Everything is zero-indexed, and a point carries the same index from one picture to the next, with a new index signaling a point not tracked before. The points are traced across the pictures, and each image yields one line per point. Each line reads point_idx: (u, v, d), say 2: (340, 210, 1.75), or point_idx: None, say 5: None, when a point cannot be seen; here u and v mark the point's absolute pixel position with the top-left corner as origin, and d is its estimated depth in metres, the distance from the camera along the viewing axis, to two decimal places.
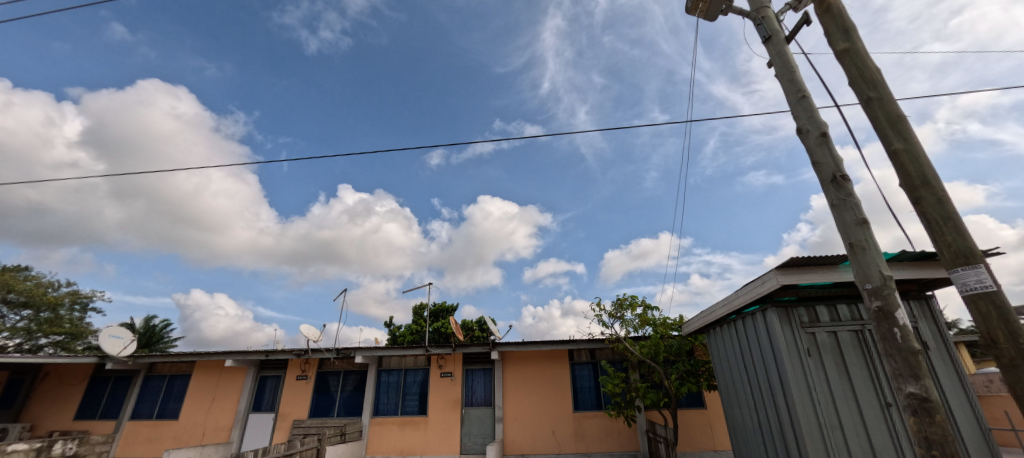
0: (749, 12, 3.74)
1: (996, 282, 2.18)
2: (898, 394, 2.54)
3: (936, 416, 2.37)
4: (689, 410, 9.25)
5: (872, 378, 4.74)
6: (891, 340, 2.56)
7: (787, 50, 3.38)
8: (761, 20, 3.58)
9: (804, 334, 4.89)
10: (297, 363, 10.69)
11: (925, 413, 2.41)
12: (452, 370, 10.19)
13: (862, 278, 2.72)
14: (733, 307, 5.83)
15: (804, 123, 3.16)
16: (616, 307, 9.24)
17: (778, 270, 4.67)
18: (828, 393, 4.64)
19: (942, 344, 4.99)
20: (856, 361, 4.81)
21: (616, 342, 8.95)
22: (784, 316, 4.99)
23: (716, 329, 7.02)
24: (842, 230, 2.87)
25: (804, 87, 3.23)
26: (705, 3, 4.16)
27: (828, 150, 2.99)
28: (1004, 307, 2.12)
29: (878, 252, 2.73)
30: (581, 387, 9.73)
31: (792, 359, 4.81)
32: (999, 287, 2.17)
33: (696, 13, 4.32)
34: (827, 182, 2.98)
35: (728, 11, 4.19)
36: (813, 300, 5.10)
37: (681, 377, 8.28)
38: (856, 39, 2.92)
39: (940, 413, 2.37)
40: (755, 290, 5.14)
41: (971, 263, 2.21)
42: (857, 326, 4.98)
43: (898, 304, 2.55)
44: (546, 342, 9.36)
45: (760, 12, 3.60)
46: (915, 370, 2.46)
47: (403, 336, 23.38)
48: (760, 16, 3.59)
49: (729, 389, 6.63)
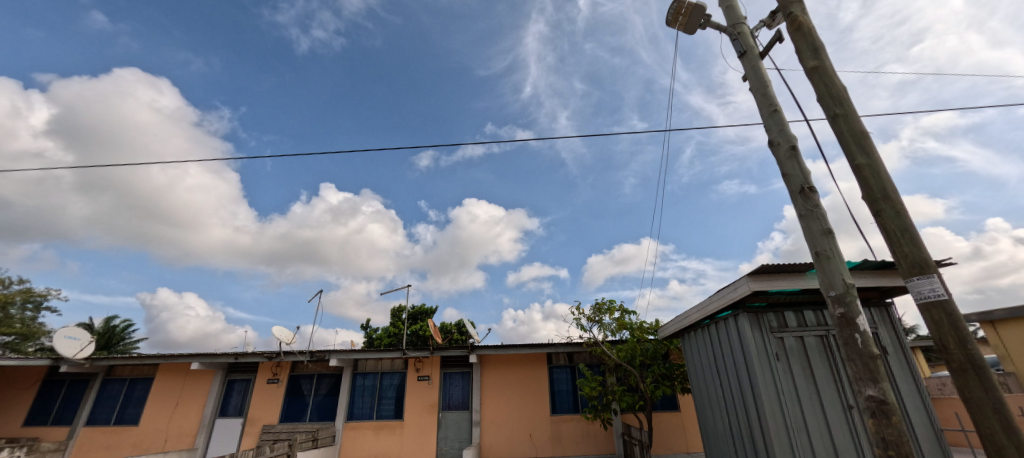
0: (726, 27, 3.89)
1: (948, 292, 2.34)
2: (858, 396, 2.68)
3: (892, 418, 2.52)
4: (664, 413, 9.44)
5: (836, 381, 4.96)
6: (853, 345, 2.70)
7: (760, 66, 3.54)
8: (737, 35, 3.75)
9: (773, 339, 5.09)
10: (269, 366, 10.42)
11: (882, 416, 2.56)
12: (430, 373, 10.11)
13: (827, 285, 2.87)
14: (707, 312, 6.02)
15: (775, 136, 3.33)
16: (595, 311, 9.39)
17: (749, 276, 4.85)
18: (795, 396, 4.83)
19: (900, 351, 5.26)
20: (821, 365, 5.03)
21: (594, 346, 9.10)
22: (755, 321, 5.18)
23: (691, 334, 7.21)
24: (809, 240, 3.02)
25: (776, 102, 3.39)
26: (685, 16, 4.32)
27: (797, 163, 3.16)
28: (957, 314, 2.25)
29: (842, 261, 2.88)
30: (559, 390, 9.81)
31: (762, 363, 4.99)
32: (950, 296, 2.33)
33: (676, 25, 4.48)
34: (796, 193, 3.14)
35: (706, 26, 4.36)
36: (781, 306, 5.31)
37: (656, 380, 8.48)
38: (825, 57, 3.08)
39: (896, 415, 2.52)
40: (728, 296, 5.33)
41: (923, 272, 2.37)
42: (822, 331, 5.21)
43: (859, 312, 2.71)
44: (525, 345, 9.38)
45: (736, 28, 3.76)
46: (874, 374, 2.61)
47: (379, 338, 23.04)
48: (736, 32, 3.76)
49: (702, 393, 6.81)
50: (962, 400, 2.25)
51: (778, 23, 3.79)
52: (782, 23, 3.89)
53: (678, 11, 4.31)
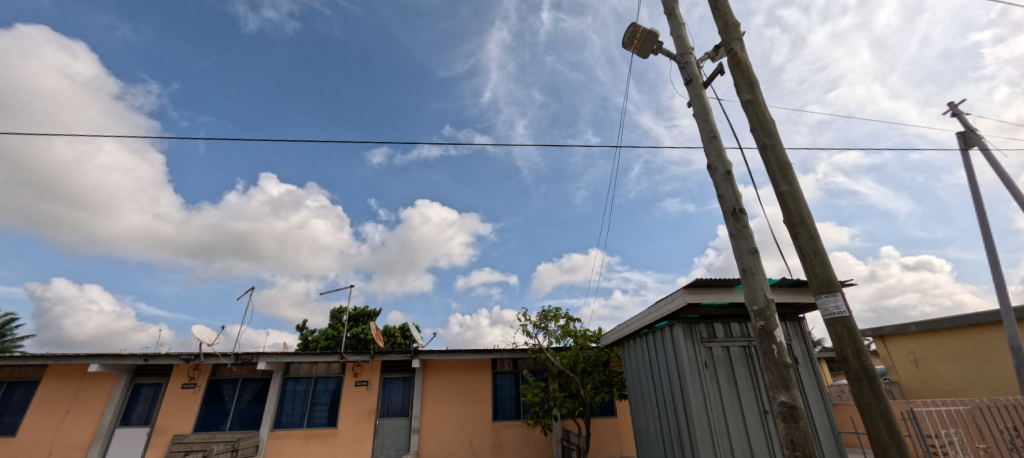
0: (675, 55, 4.20)
1: (848, 309, 2.67)
2: (772, 402, 2.98)
3: (800, 422, 2.82)
4: (602, 419, 9.79)
5: (755, 389, 5.43)
6: (771, 355, 3.00)
7: (703, 94, 3.86)
8: (684, 64, 4.06)
9: (703, 348, 5.48)
10: (185, 369, 9.57)
11: (792, 419, 2.85)
12: (369, 378, 9.77)
13: (751, 299, 3.17)
14: (646, 322, 6.36)
15: (713, 160, 3.63)
16: (541, 317, 9.58)
17: (685, 289, 5.20)
18: (720, 402, 5.23)
19: (809, 360, 5.87)
20: (743, 372, 5.49)
21: (538, 352, 9.28)
22: (688, 331, 5.55)
23: (630, 342, 7.56)
24: (738, 257, 3.33)
25: (715, 128, 3.71)
26: (639, 40, 4.61)
27: (731, 186, 3.47)
28: (855, 328, 2.60)
29: (764, 277, 3.20)
30: (501, 397, 9.87)
31: (692, 371, 5.35)
32: (850, 313, 2.66)
33: (631, 48, 4.77)
34: (728, 213, 3.45)
35: (657, 52, 4.67)
36: (711, 318, 5.74)
37: (596, 386, 8.78)
38: (759, 92, 3.43)
39: (803, 419, 2.82)
40: (665, 307, 5.67)
41: (830, 291, 2.70)
42: (745, 342, 5.69)
43: (776, 324, 3.02)
44: (470, 351, 9.36)
45: (684, 57, 4.07)
46: (787, 381, 2.91)
47: (316, 341, 21.88)
48: (684, 60, 4.07)
49: (638, 399, 7.16)
50: (856, 404, 2.58)
51: (720, 57, 4.15)
52: (723, 57, 4.27)
53: (634, 35, 4.59)
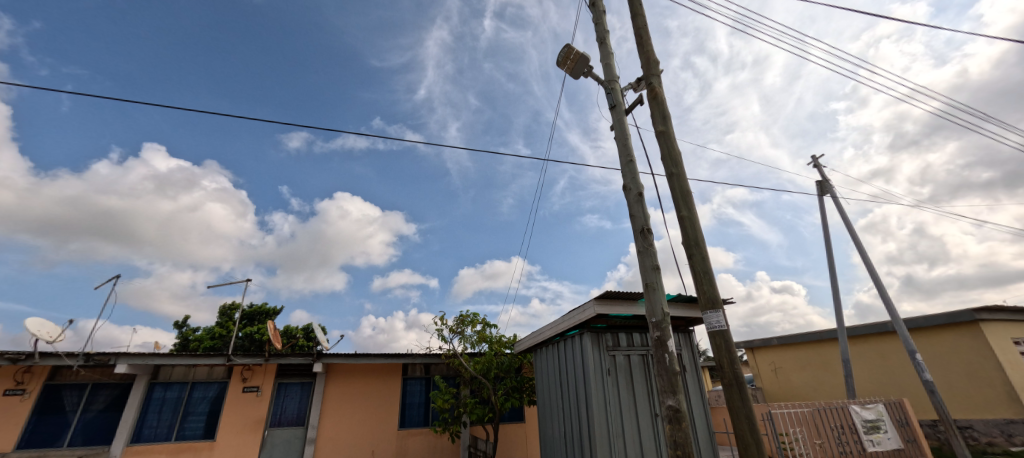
0: (603, 81, 4.53)
1: (726, 324, 3.09)
2: (661, 406, 3.30)
3: (682, 423, 3.17)
4: (510, 424, 9.99)
5: (649, 394, 5.95)
6: (664, 363, 3.34)
7: (624, 121, 4.21)
8: (610, 90, 4.40)
9: (607, 356, 5.90)
10: (11, 371, 7.84)
11: (676, 421, 3.20)
12: (260, 383, 8.88)
13: (650, 312, 3.50)
14: (559, 330, 6.67)
15: (628, 182, 3.98)
16: (457, 322, 9.56)
17: (596, 300, 5.57)
18: (619, 406, 5.65)
19: (695, 368, 6.59)
20: (640, 379, 5.99)
21: (452, 357, 9.25)
22: (596, 340, 5.93)
23: (542, 349, 7.85)
24: (642, 272, 3.67)
25: (631, 153, 4.07)
26: (572, 61, 4.89)
27: (641, 207, 3.82)
28: (730, 341, 3.03)
29: (662, 292, 3.57)
30: (410, 403, 9.62)
31: (597, 377, 5.72)
32: (727, 327, 3.09)
33: (564, 67, 5.04)
34: (637, 232, 3.79)
35: (588, 75, 4.99)
36: (617, 328, 6.20)
37: (506, 392, 8.97)
38: (670, 125, 3.83)
39: (684, 421, 3.18)
40: (577, 316, 6.00)
41: (713, 307, 3.11)
42: (644, 351, 6.22)
43: (670, 335, 3.38)
44: (380, 355, 9.02)
45: (610, 84, 4.41)
46: (674, 387, 3.27)
47: (198, 340, 19.41)
48: (610, 87, 4.41)
49: (546, 404, 7.44)
50: (727, 407, 2.99)
51: (641, 89, 4.58)
52: (643, 89, 4.71)
53: (568, 56, 4.86)
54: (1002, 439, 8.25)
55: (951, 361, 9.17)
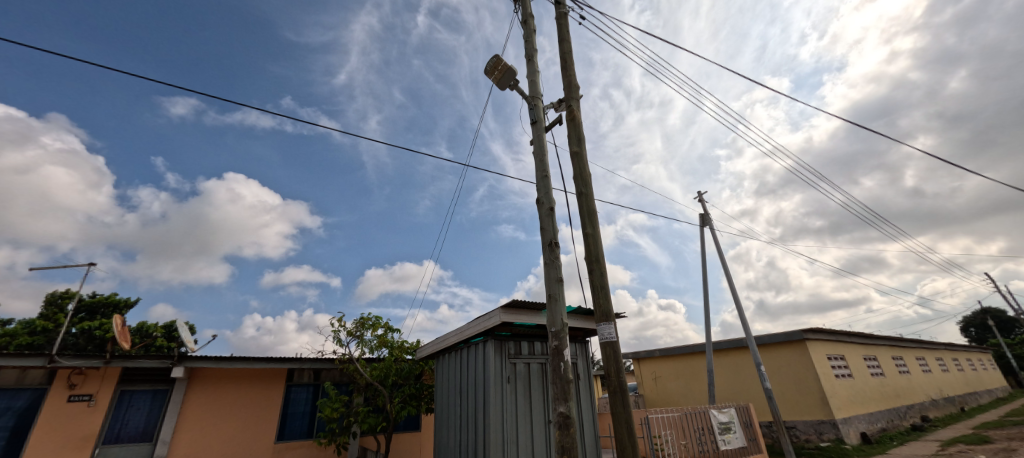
0: (527, 96, 4.66)
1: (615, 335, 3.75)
2: (553, 413, 3.41)
3: (570, 429, 3.33)
4: (404, 433, 9.62)
5: (545, 401, 6.15)
6: (559, 371, 3.50)
7: (543, 137, 4.38)
8: (533, 106, 4.53)
9: (509, 364, 5.97)
10: None
11: (565, 427, 3.35)
12: (95, 391, 7.39)
13: (550, 322, 3.66)
14: (463, 337, 6.61)
15: (542, 196, 4.13)
16: (357, 325, 8.99)
17: (502, 308, 5.63)
18: (515, 413, 5.74)
19: (588, 377, 6.96)
20: (537, 387, 6.17)
21: (347, 363, 8.65)
22: (498, 348, 5.98)
23: (445, 356, 7.72)
24: (547, 284, 3.83)
25: (547, 169, 4.24)
26: (500, 72, 4.94)
27: (551, 221, 3.99)
28: (618, 351, 3.70)
29: (563, 304, 3.76)
30: (293, 413, 8.76)
31: (496, 385, 5.75)
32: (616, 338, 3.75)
33: (491, 77, 5.07)
34: (545, 245, 3.95)
35: (513, 88, 5.09)
36: (520, 336, 6.32)
37: (403, 400, 8.63)
38: (583, 147, 4.44)
39: (572, 427, 3.34)
40: (482, 323, 6.00)
41: (607, 320, 3.77)
42: (543, 359, 6.42)
43: (566, 344, 3.57)
44: (261, 359, 8.11)
45: (534, 100, 4.55)
46: (566, 394, 3.44)
47: (10, 336, 15.62)
48: (533, 103, 4.54)
49: (444, 412, 7.30)
50: (612, 410, 3.61)
51: (561, 110, 4.80)
52: (564, 110, 4.94)
53: (496, 66, 4.92)
54: (815, 436, 10.08)
55: (783, 370, 10.97)
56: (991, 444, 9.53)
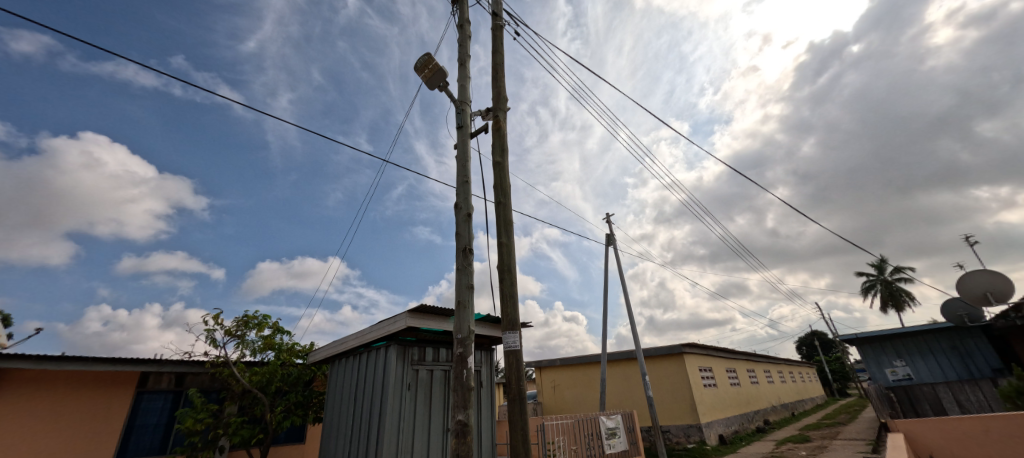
0: (455, 100, 4.55)
1: (519, 344, 3.77)
2: (451, 420, 3.34)
3: (466, 437, 3.29)
4: (285, 446, 8.61)
5: (445, 410, 5.95)
6: (461, 378, 3.44)
7: (468, 143, 4.30)
8: (460, 110, 4.43)
9: (410, 371, 5.68)
10: None
11: (462, 436, 3.29)
12: None
13: (457, 329, 3.58)
14: (363, 341, 6.15)
15: (460, 201, 4.03)
16: (238, 324, 7.93)
17: (409, 312, 5.35)
18: (412, 422, 5.46)
19: (490, 385, 6.90)
20: (439, 394, 5.94)
21: (221, 366, 7.54)
22: (401, 353, 5.65)
23: (340, 360, 7.14)
24: (457, 290, 3.74)
25: (468, 175, 4.16)
26: (430, 71, 4.76)
27: (468, 227, 3.90)
28: (521, 359, 3.73)
29: (471, 311, 3.71)
30: (142, 425, 7.37)
31: (395, 393, 5.41)
32: (519, 347, 3.77)
33: (420, 75, 4.87)
34: (459, 250, 3.85)
35: (442, 89, 4.94)
36: (425, 342, 6.05)
37: (286, 409, 7.79)
38: (506, 159, 4.49)
39: (469, 435, 3.32)
40: (386, 327, 5.64)
41: (513, 329, 3.76)
42: (447, 366, 6.22)
43: (471, 352, 3.52)
44: (105, 360, 6.71)
45: (462, 104, 4.45)
46: (466, 402, 3.39)
47: None
48: (461, 107, 4.45)
49: (333, 421, 6.73)
50: (508, 418, 3.58)
51: (489, 119, 4.77)
52: (491, 120, 4.91)
53: (426, 64, 4.73)
54: (684, 438, 11.19)
55: (663, 379, 12.06)
56: (810, 441, 11.50)
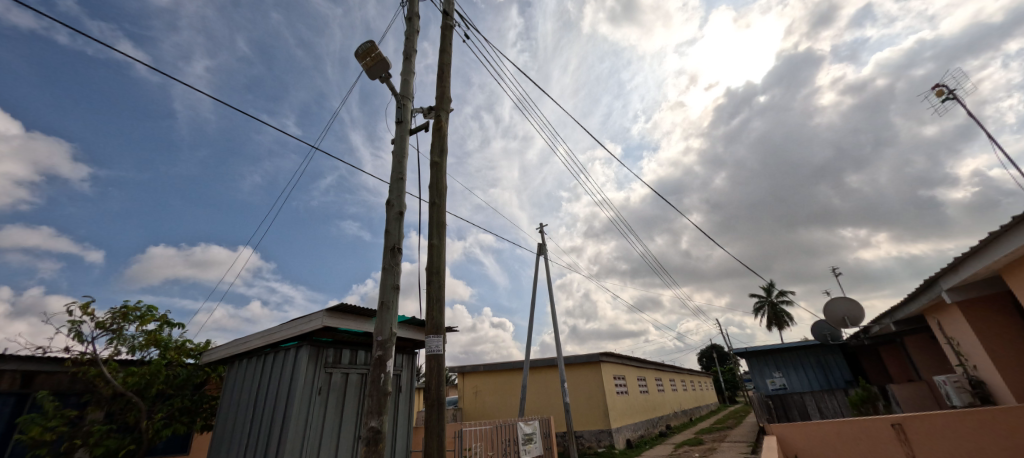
0: (397, 93, 4.31)
1: (442, 348, 3.61)
2: (362, 428, 3.10)
3: (378, 446, 3.07)
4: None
5: (358, 417, 5.54)
6: (377, 383, 3.20)
7: (406, 139, 4.08)
8: (401, 105, 4.20)
9: (323, 374, 5.22)
10: None
11: (373, 444, 3.06)
12: None
13: (378, 330, 3.34)
14: (270, 340, 5.55)
15: (393, 197, 3.79)
16: (114, 316, 6.79)
17: (326, 311, 4.91)
18: (319, 430, 5.01)
19: (410, 390, 6.58)
20: (353, 400, 5.52)
21: (87, 365, 6.36)
22: (313, 355, 5.17)
23: (240, 361, 6.39)
24: (381, 290, 3.49)
25: (403, 172, 3.93)
26: (372, 59, 4.47)
27: (398, 225, 3.68)
28: (442, 364, 3.57)
29: (395, 313, 3.49)
30: None
31: (303, 398, 4.93)
32: (442, 351, 3.61)
33: (361, 62, 4.55)
34: (387, 248, 3.60)
35: (384, 81, 4.66)
36: (342, 343, 5.61)
37: (167, 416, 6.81)
38: (444, 159, 4.32)
39: (381, 444, 3.10)
40: (298, 326, 5.13)
41: (437, 333, 3.58)
42: (364, 370, 5.82)
43: (391, 355, 3.30)
44: None
45: (404, 99, 4.22)
46: (380, 408, 3.17)
47: None
48: (402, 102, 4.22)
49: (226, 429, 5.98)
50: (424, 425, 3.39)
51: (430, 117, 4.58)
52: (433, 118, 4.73)
53: (368, 52, 4.43)
54: (595, 443, 11.62)
55: (580, 387, 12.45)
56: (703, 444, 12.54)
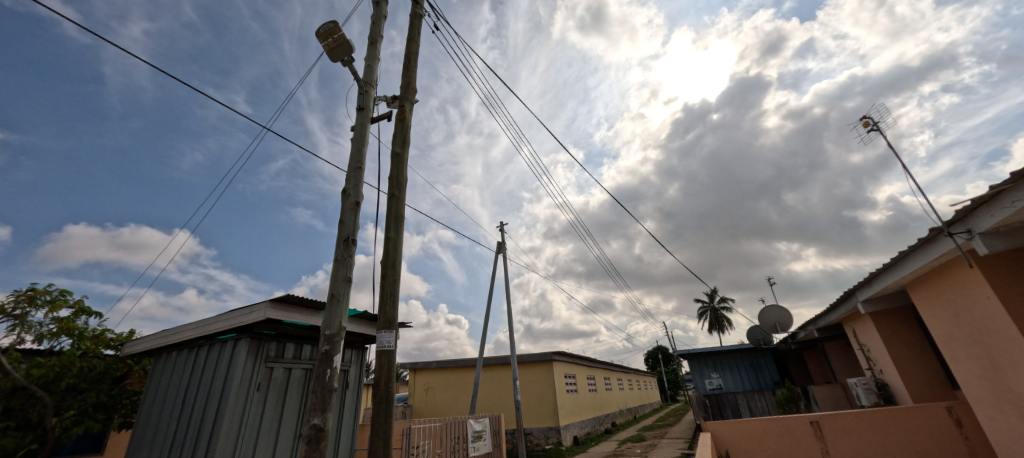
0: (360, 79, 4.19)
1: (393, 344, 3.56)
2: (303, 425, 3.00)
3: (319, 443, 2.98)
4: None
5: (299, 413, 5.34)
6: (322, 379, 3.11)
7: (367, 127, 3.98)
8: (363, 91, 4.10)
9: (262, 369, 4.98)
10: None
11: (314, 442, 2.97)
12: None
13: (326, 324, 3.24)
14: (205, 332, 5.22)
15: (349, 187, 3.69)
16: (19, 301, 6.11)
17: (270, 303, 4.69)
18: (256, 427, 4.78)
19: (357, 387, 6.41)
20: (295, 396, 5.31)
21: None
22: (253, 348, 4.92)
23: (169, 353, 5.95)
24: (332, 282, 3.40)
25: (362, 161, 3.84)
26: (334, 41, 4.31)
27: (353, 216, 3.59)
28: (392, 360, 3.53)
29: (345, 306, 3.41)
30: None
31: (239, 394, 4.69)
32: (393, 347, 3.55)
33: (322, 43, 4.38)
34: (340, 240, 3.50)
35: (346, 65, 4.51)
36: (285, 337, 5.38)
37: (78, 413, 6.24)
38: (405, 150, 4.26)
39: (323, 441, 3.01)
40: (238, 318, 4.87)
41: (388, 328, 3.53)
42: (309, 365, 5.61)
43: (338, 350, 3.23)
44: None
45: (366, 85, 4.12)
46: (324, 405, 3.09)
47: None
48: (364, 88, 4.11)
49: (149, 426, 5.55)
50: (370, 422, 3.34)
51: (393, 106, 4.49)
52: (396, 108, 4.63)
53: (330, 33, 4.27)
54: (543, 440, 11.86)
55: (530, 385, 12.65)
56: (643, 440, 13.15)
